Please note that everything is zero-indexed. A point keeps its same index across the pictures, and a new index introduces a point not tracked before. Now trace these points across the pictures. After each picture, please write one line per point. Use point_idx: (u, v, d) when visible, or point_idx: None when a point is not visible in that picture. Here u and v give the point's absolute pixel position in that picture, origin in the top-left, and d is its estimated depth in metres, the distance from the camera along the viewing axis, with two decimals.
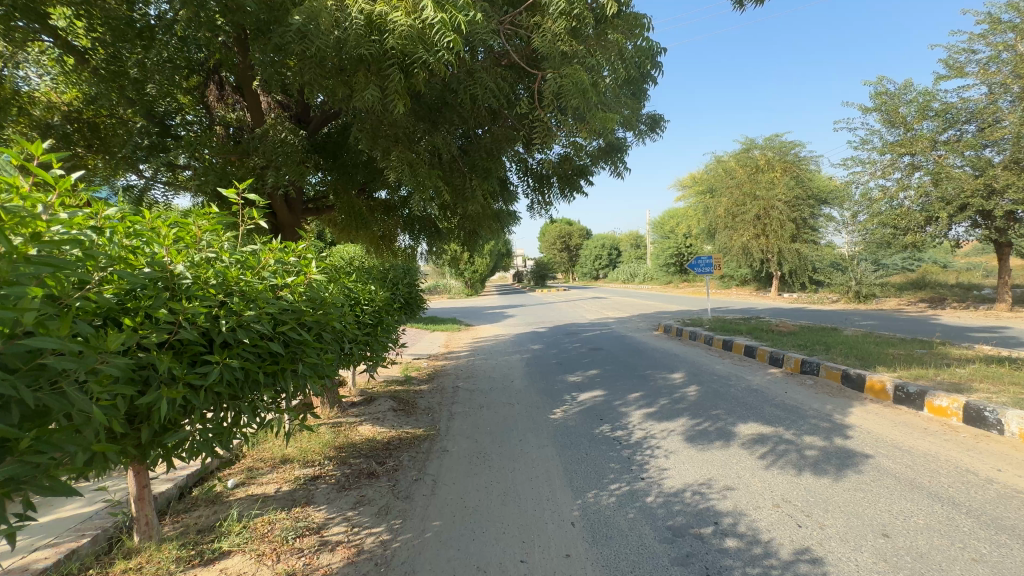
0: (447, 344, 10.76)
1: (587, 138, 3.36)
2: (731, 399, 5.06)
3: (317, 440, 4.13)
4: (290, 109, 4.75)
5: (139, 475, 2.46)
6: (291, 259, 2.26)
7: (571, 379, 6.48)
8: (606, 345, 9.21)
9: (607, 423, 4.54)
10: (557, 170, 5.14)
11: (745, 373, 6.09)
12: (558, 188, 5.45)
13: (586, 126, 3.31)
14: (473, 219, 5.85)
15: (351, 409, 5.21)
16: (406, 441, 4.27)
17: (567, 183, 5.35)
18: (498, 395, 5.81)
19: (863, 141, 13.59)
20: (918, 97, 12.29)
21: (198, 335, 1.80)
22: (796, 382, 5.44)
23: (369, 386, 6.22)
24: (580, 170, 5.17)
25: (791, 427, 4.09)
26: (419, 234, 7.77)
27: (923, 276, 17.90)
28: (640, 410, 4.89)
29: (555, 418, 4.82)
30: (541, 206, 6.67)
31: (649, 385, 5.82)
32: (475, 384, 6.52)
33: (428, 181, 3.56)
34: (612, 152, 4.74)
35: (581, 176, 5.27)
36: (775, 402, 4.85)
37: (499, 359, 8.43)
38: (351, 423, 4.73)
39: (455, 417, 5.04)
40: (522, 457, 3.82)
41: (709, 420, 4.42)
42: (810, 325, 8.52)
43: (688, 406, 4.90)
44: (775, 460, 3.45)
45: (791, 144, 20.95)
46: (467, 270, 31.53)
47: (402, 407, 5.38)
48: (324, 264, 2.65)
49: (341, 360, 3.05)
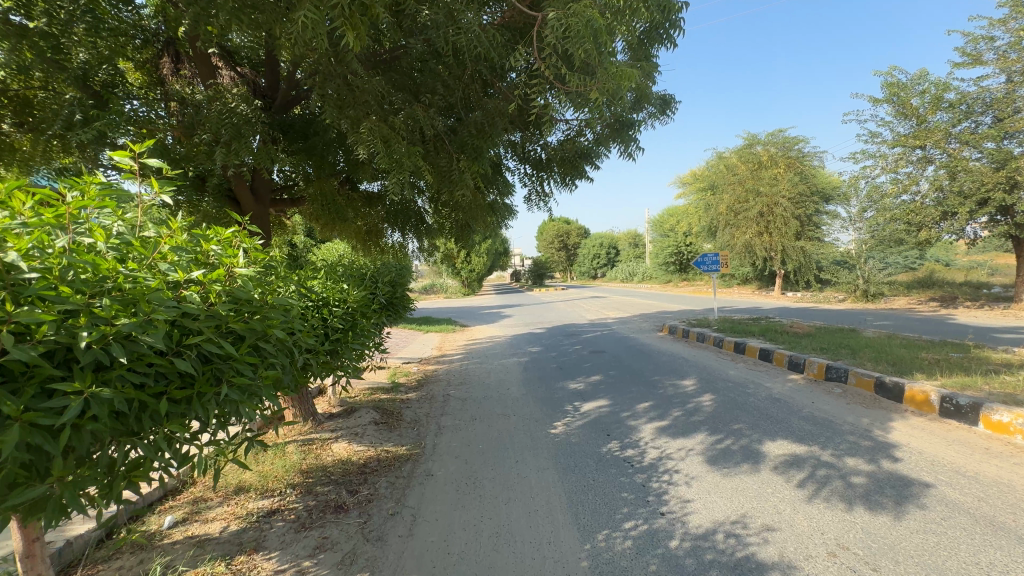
0: (440, 346, 10.25)
1: (598, 100, 2.83)
2: (753, 410, 4.52)
3: (282, 462, 3.58)
4: (254, 84, 4.23)
5: (25, 527, 1.91)
6: (209, 248, 1.71)
7: (573, 386, 5.94)
8: (609, 348, 8.68)
9: (615, 440, 3.99)
10: (558, 153, 4.59)
11: (763, 380, 5.57)
12: (558, 175, 4.89)
13: (597, 84, 2.78)
14: (464, 210, 5.28)
15: (329, 423, 4.67)
16: (385, 462, 3.71)
17: (569, 169, 4.78)
18: (493, 405, 5.26)
19: (873, 134, 13.11)
20: (932, 88, 11.82)
21: (46, 354, 1.25)
22: (823, 390, 4.92)
23: (352, 396, 5.66)
24: (585, 153, 4.62)
25: (827, 446, 3.55)
26: (408, 229, 7.23)
27: (933, 275, 17.42)
28: (651, 423, 4.34)
29: (556, 433, 4.27)
30: (540, 198, 6.12)
31: (658, 394, 5.28)
32: (468, 392, 5.96)
33: (407, 161, 3.00)
34: (621, 130, 4.19)
35: (587, 162, 4.72)
36: (802, 415, 4.31)
37: (494, 363, 7.89)
38: (324, 440, 4.16)
39: (444, 432, 4.47)
40: (519, 483, 3.27)
41: (731, 436, 3.88)
42: (826, 326, 8.00)
43: (705, 418, 4.36)
44: (818, 490, 2.90)
45: (794, 140, 20.47)
46: (464, 269, 31.01)
47: (384, 420, 4.82)
48: (265, 257, 2.09)
49: (294, 377, 2.47)
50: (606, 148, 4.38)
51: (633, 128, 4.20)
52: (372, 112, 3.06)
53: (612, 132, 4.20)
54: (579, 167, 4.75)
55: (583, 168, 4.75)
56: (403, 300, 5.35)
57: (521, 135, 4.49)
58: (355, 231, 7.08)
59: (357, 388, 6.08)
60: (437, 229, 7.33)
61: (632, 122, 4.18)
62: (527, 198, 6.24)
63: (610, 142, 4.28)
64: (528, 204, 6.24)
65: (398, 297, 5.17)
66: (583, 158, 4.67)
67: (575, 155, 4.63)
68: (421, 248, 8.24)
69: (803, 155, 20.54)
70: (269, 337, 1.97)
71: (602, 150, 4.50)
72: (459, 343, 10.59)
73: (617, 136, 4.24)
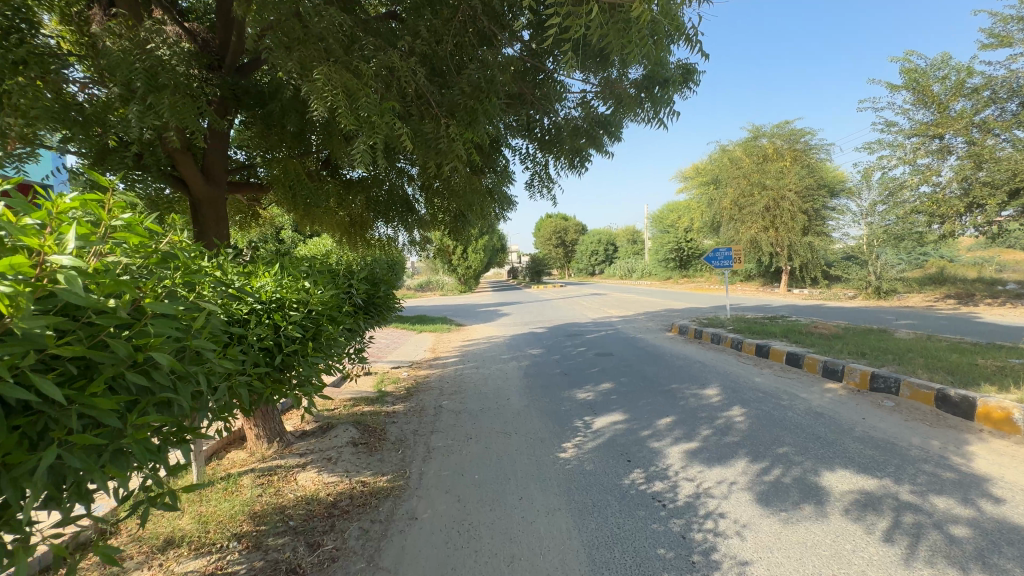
0: (434, 347, 9.54)
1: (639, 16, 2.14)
2: (795, 429, 3.85)
3: (231, 502, 2.90)
4: (204, 43, 3.52)
5: None
6: (16, 225, 1.07)
7: (581, 396, 5.27)
8: (616, 350, 8.02)
9: (639, 468, 3.31)
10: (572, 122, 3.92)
11: (796, 389, 4.92)
12: (569, 152, 4.18)
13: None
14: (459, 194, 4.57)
15: (299, 444, 3.99)
16: (359, 500, 3.01)
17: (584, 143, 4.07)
18: (491, 421, 4.57)
19: (889, 123, 12.46)
20: (954, 73, 11.17)
21: None
22: (871, 403, 4.26)
23: (330, 410, 4.97)
24: (603, 122, 3.92)
25: (903, 480, 2.89)
26: (396, 220, 6.52)
27: (946, 270, 16.88)
28: (678, 446, 3.67)
29: (566, 458, 3.58)
30: (542, 182, 5.44)
31: (680, 407, 4.61)
32: (462, 403, 5.27)
33: (379, 119, 2.30)
34: (649, 92, 3.48)
35: (604, 132, 4.02)
36: (855, 434, 3.66)
37: (492, 367, 7.22)
38: (288, 468, 3.46)
39: (433, 457, 3.78)
40: (525, 533, 2.58)
41: (779, 465, 3.22)
42: (853, 327, 7.35)
43: (740, 439, 3.70)
44: (913, 547, 2.25)
45: (800, 132, 19.85)
46: (461, 265, 30.40)
47: (364, 441, 4.12)
48: (150, 243, 1.46)
49: (210, 412, 1.77)
50: (629, 115, 3.68)
51: (665, 87, 3.46)
52: (334, 57, 2.37)
53: (638, 94, 3.49)
54: (596, 138, 4.05)
55: (600, 138, 4.05)
56: (390, 301, 4.69)
57: (527, 101, 3.81)
58: (337, 221, 6.37)
59: (338, 398, 5.42)
60: (428, 219, 6.66)
61: (664, 80, 3.43)
62: (529, 183, 5.54)
63: (634, 107, 3.59)
64: (529, 189, 5.52)
65: (384, 295, 4.48)
66: (601, 128, 3.96)
67: (593, 123, 3.91)
68: (412, 240, 7.54)
69: (809, 148, 19.95)
70: (149, 363, 1.31)
71: (623, 118, 3.79)
72: (455, 344, 9.93)
73: (644, 100, 3.53)
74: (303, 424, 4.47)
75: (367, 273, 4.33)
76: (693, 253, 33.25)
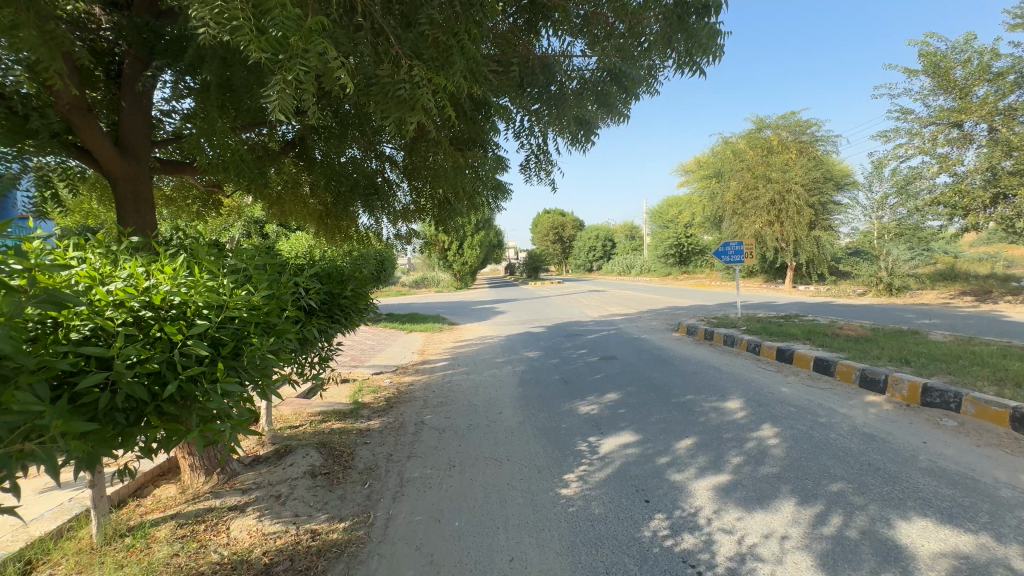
0: (422, 349, 8.84)
1: None
2: (846, 457, 3.18)
3: (129, 569, 2.21)
4: None
5: None
6: None
7: (584, 409, 4.60)
8: (620, 353, 7.35)
9: (660, 514, 2.63)
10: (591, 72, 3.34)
11: (833, 403, 4.25)
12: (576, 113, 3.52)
13: None
14: (441, 173, 3.88)
15: (246, 475, 3.30)
16: (302, 564, 2.32)
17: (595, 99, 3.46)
18: (482, 443, 3.89)
19: (905, 111, 11.81)
20: (976, 56, 10.52)
21: None
22: (929, 423, 3.61)
23: (295, 429, 4.28)
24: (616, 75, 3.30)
25: (1008, 538, 2.22)
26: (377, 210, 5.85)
27: (958, 265, 16.29)
28: (705, 480, 3.00)
29: (568, 497, 2.89)
30: (539, 165, 4.82)
31: (700, 425, 3.94)
32: (449, 417, 4.60)
33: (303, 43, 1.60)
34: (682, 23, 2.88)
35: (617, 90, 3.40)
36: (922, 466, 2.99)
37: (483, 372, 6.56)
38: (220, 514, 2.76)
39: (405, 493, 3.08)
40: None
41: (837, 510, 2.55)
42: (880, 328, 6.72)
43: (781, 472, 3.03)
44: None
45: (807, 123, 19.22)
46: (456, 261, 29.65)
47: (325, 471, 3.40)
48: None
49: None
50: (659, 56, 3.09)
51: (701, 18, 2.85)
52: None
53: (669, 26, 2.91)
54: (611, 103, 3.47)
55: (615, 103, 3.48)
56: (364, 304, 4.07)
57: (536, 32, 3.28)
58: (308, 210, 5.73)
59: (305, 413, 4.74)
60: (413, 208, 6.07)
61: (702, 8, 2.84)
62: (523, 163, 4.88)
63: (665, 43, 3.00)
64: (524, 169, 4.85)
65: (356, 295, 3.83)
66: (618, 88, 3.35)
67: (608, 77, 3.33)
68: (397, 233, 6.91)
69: (815, 140, 19.32)
70: None
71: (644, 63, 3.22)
72: (446, 345, 9.25)
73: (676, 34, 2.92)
74: (256, 448, 3.78)
75: (327, 269, 3.66)
76: (693, 248, 32.66)
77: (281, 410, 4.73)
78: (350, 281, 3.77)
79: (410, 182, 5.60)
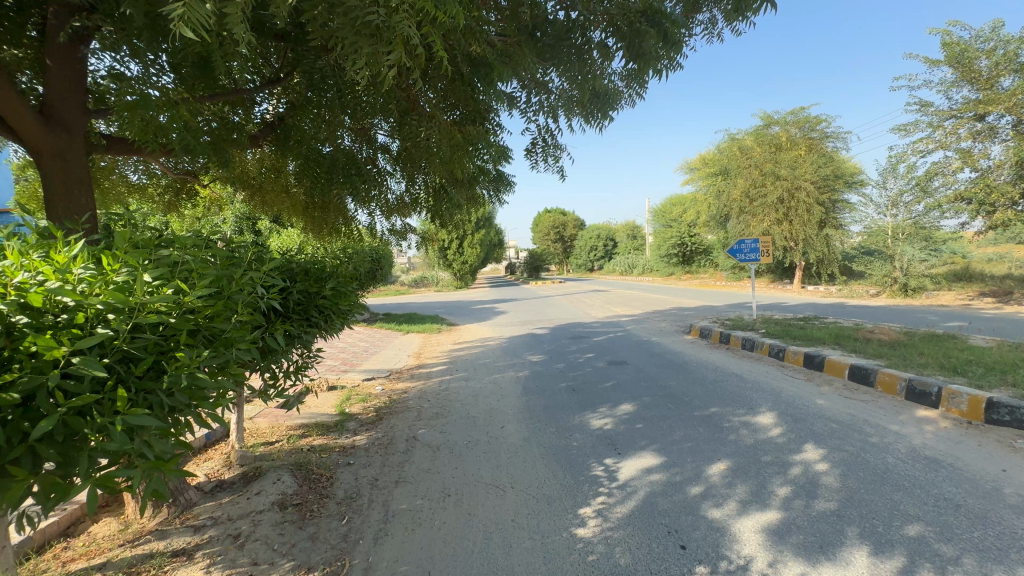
0: (419, 352, 8.33)
1: None
2: (915, 490, 2.67)
3: None
4: None
5: None
6: None
7: (596, 424, 4.09)
8: (630, 357, 6.84)
9: (702, 567, 2.12)
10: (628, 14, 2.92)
11: (881, 420, 3.74)
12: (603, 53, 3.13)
13: None
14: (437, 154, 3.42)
15: (203, 508, 2.80)
16: None
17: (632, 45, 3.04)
18: (482, 465, 3.39)
19: (925, 103, 11.33)
20: (1002, 46, 10.01)
21: None
22: (1002, 446, 3.11)
23: (269, 447, 3.77)
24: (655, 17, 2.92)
25: None
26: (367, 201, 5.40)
27: (974, 266, 15.79)
28: (751, 518, 2.49)
29: (588, 541, 2.38)
30: (548, 150, 4.32)
31: (732, 446, 3.43)
32: (446, 432, 4.10)
33: None
34: None
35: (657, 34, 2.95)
36: (1011, 502, 2.49)
37: (484, 378, 6.05)
38: (161, 563, 2.25)
39: (390, 532, 2.57)
40: None
41: (926, 565, 2.04)
42: (913, 332, 6.22)
43: (841, 509, 2.52)
44: None
45: (816, 120, 18.73)
46: (455, 260, 29.10)
47: (298, 501, 2.90)
48: None
49: None
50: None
51: None
52: None
53: None
54: (648, 53, 3.03)
55: (651, 56, 3.06)
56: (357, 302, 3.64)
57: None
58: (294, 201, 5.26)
59: (285, 425, 4.27)
60: (407, 198, 5.76)
61: None
62: (527, 148, 4.35)
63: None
64: (528, 155, 4.32)
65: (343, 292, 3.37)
66: (656, 32, 2.94)
67: (643, 19, 2.92)
68: (391, 228, 6.54)
69: (825, 136, 18.83)
70: None
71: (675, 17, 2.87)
72: (444, 348, 8.74)
73: None
74: (221, 472, 3.28)
75: (303, 264, 3.21)
76: (696, 248, 32.16)
77: (258, 423, 4.23)
78: (330, 276, 3.32)
79: (408, 171, 5.34)
